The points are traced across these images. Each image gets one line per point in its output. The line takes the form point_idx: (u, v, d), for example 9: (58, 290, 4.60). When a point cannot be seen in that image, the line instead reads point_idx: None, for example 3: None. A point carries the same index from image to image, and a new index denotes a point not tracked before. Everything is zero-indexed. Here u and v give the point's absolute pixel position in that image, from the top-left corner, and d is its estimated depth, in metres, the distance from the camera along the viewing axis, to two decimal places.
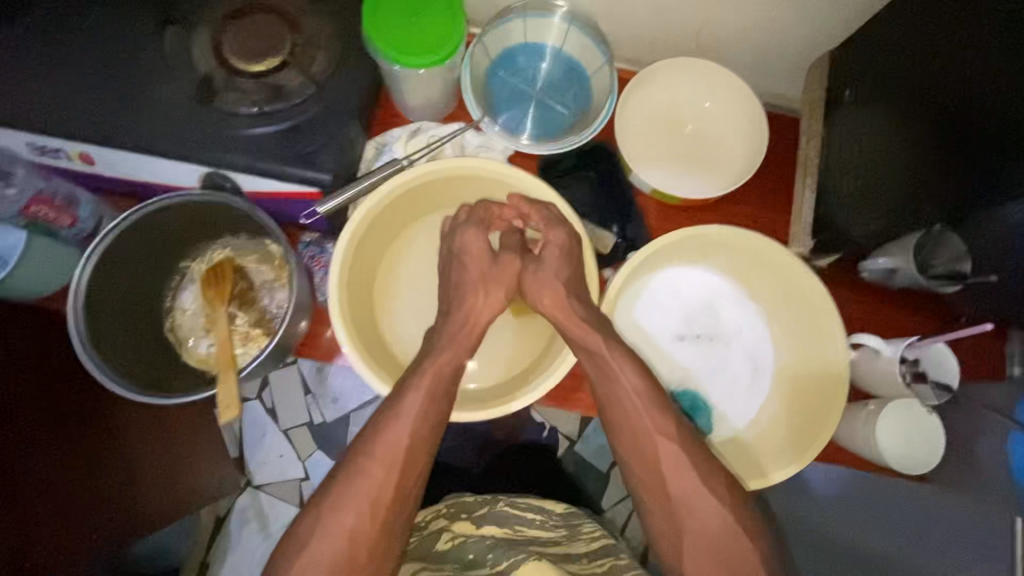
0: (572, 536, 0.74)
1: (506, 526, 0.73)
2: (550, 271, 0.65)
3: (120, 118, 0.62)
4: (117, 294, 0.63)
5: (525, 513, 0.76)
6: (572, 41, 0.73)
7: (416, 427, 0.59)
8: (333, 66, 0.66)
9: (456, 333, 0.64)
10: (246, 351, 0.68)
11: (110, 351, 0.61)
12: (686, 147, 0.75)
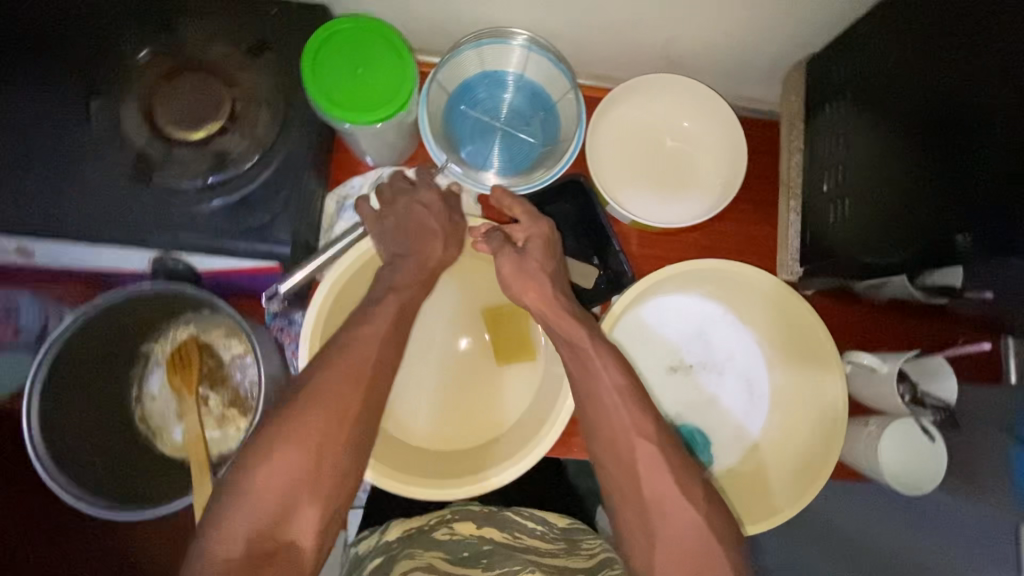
0: (573, 550, 0.67)
1: (506, 531, 0.69)
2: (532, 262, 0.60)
3: (52, 207, 0.57)
4: (79, 402, 0.61)
5: (527, 522, 0.71)
6: (533, 66, 0.68)
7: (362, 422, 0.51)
8: (280, 125, 0.61)
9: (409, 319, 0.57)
10: (225, 434, 0.64)
11: (80, 463, 0.60)
12: (664, 166, 0.71)
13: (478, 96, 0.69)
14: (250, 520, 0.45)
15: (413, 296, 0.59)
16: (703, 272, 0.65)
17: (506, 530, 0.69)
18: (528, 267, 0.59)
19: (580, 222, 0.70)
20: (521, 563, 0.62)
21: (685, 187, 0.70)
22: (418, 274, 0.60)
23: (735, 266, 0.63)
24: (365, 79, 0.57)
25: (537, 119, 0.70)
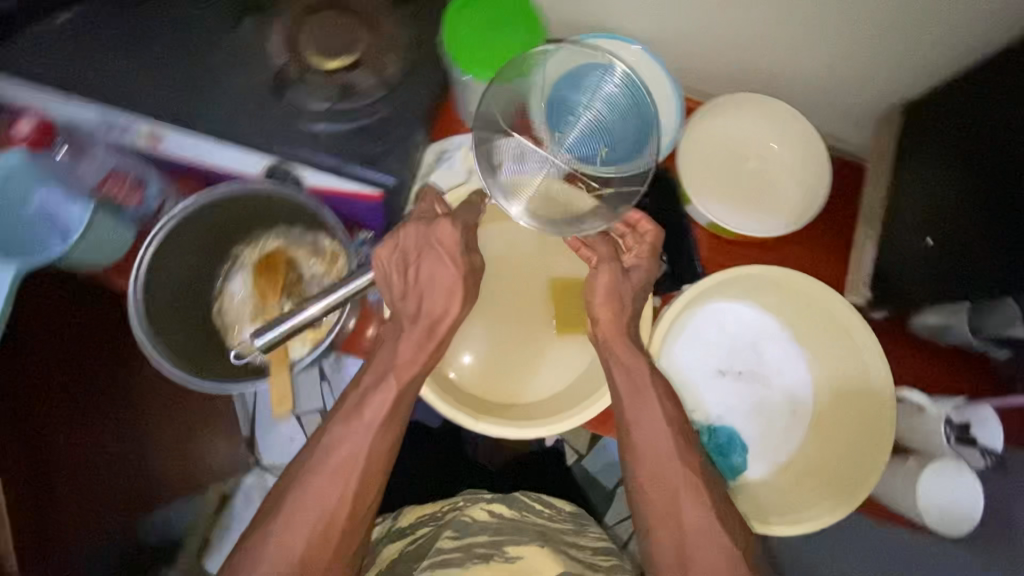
0: (580, 530, 0.81)
1: (517, 509, 0.81)
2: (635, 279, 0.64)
3: (196, 104, 0.63)
4: (175, 278, 0.66)
5: (535, 505, 0.83)
6: (643, 68, 0.70)
7: (376, 443, 0.57)
8: (406, 70, 0.65)
9: (421, 342, 0.59)
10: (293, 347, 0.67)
11: (165, 332, 0.64)
12: (744, 183, 0.74)
13: None
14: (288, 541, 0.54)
15: (411, 360, 0.59)
16: (767, 281, 0.67)
17: (515, 509, 0.80)
18: (630, 281, 0.64)
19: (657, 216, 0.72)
20: (530, 535, 0.74)
21: (761, 205, 0.73)
22: (425, 337, 0.59)
23: (805, 280, 0.65)
24: (491, 38, 0.62)
25: None
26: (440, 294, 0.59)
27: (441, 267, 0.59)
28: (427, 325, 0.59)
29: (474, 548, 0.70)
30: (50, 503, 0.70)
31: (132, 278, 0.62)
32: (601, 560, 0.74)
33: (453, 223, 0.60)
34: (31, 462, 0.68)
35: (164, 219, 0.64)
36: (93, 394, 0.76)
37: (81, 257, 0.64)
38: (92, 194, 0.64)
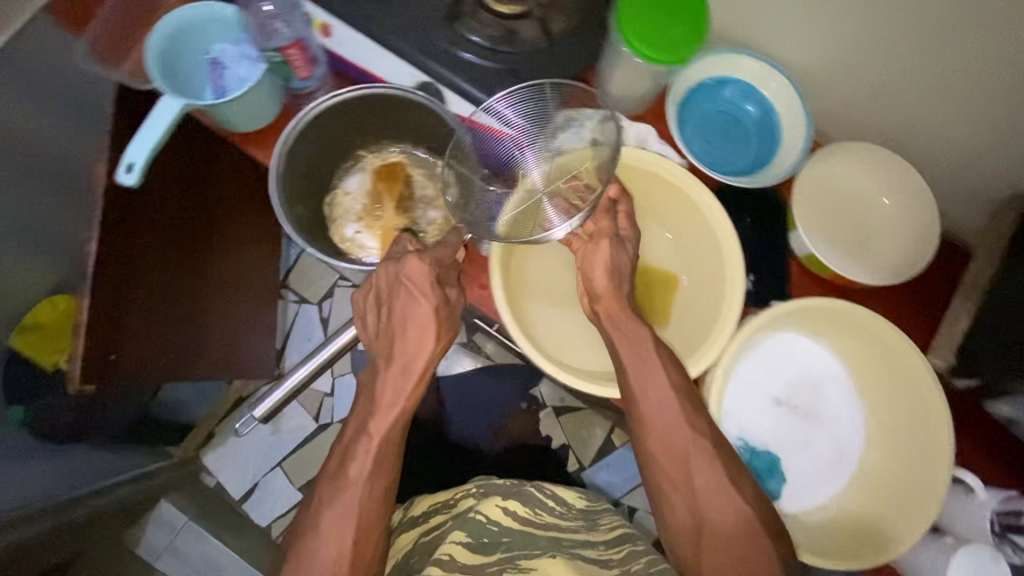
0: (590, 526, 0.85)
1: (529, 506, 0.85)
2: (625, 263, 0.66)
3: (370, 5, 0.66)
4: (305, 159, 0.67)
5: (547, 502, 0.88)
6: (780, 95, 0.73)
7: (371, 488, 0.60)
8: (569, 30, 0.68)
9: (398, 383, 0.63)
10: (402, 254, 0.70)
11: (291, 208, 0.66)
12: (848, 228, 0.74)
13: (723, 95, 0.75)
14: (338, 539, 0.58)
15: (392, 393, 0.63)
16: (838, 318, 0.67)
17: (528, 507, 0.85)
18: (623, 263, 0.66)
19: (755, 236, 0.74)
20: (540, 546, 0.77)
21: (858, 253, 0.73)
22: (401, 377, 0.64)
23: (878, 320, 0.65)
24: (660, 24, 0.63)
25: (757, 142, 0.76)
26: (424, 337, 0.64)
27: (422, 309, 0.64)
28: (399, 370, 0.64)
29: (486, 569, 0.73)
30: (123, 323, 0.80)
31: (276, 149, 0.63)
32: (613, 554, 0.77)
33: (420, 258, 0.64)
34: (118, 287, 0.78)
35: (316, 101, 0.65)
36: (172, 242, 0.89)
37: (237, 112, 0.66)
38: (270, 55, 0.65)
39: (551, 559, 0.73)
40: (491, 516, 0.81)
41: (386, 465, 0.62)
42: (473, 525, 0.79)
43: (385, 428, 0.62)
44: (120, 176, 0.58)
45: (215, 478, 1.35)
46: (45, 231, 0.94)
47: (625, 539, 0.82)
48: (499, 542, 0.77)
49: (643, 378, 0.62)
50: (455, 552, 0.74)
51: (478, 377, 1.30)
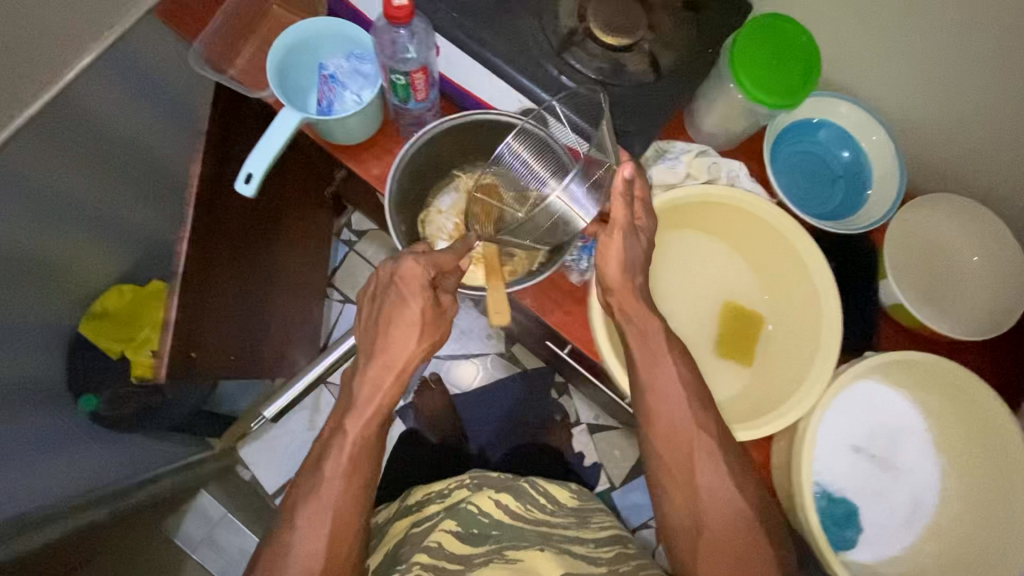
0: (582, 522, 0.88)
1: (521, 501, 0.89)
2: (640, 261, 0.63)
3: (484, 27, 0.66)
4: (411, 180, 0.69)
5: (539, 498, 0.92)
6: (876, 144, 0.74)
7: (343, 482, 0.61)
8: (677, 65, 0.68)
9: (379, 379, 0.63)
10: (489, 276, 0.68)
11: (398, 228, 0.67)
12: (936, 279, 0.72)
13: (817, 137, 0.76)
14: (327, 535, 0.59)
15: (382, 391, 0.63)
16: (922, 369, 0.67)
17: (521, 504, 0.88)
18: (638, 258, 0.63)
19: (845, 277, 0.72)
20: (529, 538, 0.80)
21: (947, 306, 0.71)
22: (394, 375, 0.63)
23: (967, 375, 0.65)
24: (773, 70, 0.64)
25: (844, 188, 0.75)
26: (410, 335, 0.62)
27: (411, 305, 0.62)
28: (381, 364, 0.62)
29: (473, 558, 0.74)
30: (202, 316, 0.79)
31: (391, 171, 0.65)
32: (602, 553, 0.79)
33: (421, 263, 0.61)
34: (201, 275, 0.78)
35: (431, 125, 0.66)
36: (248, 236, 0.88)
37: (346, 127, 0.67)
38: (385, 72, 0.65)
39: (539, 550, 0.75)
40: (482, 509, 0.84)
41: (362, 461, 0.62)
42: (465, 515, 0.83)
43: (359, 427, 0.62)
44: (239, 186, 0.59)
45: (249, 471, 1.31)
46: (122, 221, 0.96)
47: (614, 540, 0.85)
48: (488, 534, 0.80)
49: (651, 370, 0.62)
50: (443, 540, 0.77)
51: (516, 391, 1.29)
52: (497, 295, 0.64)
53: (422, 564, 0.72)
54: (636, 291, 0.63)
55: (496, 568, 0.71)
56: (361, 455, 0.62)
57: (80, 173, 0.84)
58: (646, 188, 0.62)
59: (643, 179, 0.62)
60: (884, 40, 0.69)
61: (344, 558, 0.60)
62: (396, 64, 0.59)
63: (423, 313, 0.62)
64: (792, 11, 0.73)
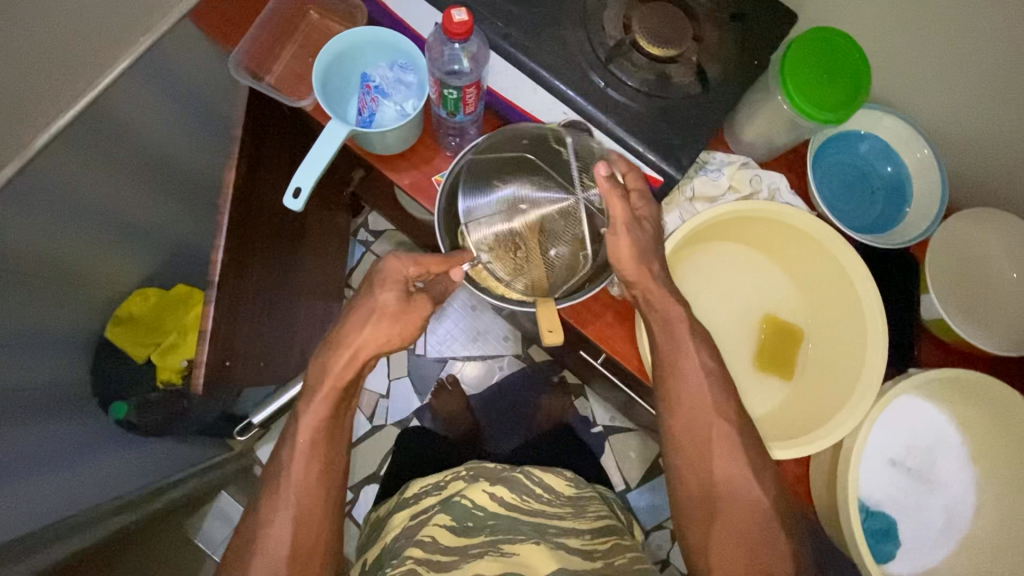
0: (578, 513, 0.86)
1: (516, 495, 0.85)
2: (648, 254, 0.62)
3: (530, 39, 0.65)
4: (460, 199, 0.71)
5: (536, 489, 0.89)
6: (920, 159, 0.74)
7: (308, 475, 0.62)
8: (725, 78, 0.67)
9: (338, 369, 0.63)
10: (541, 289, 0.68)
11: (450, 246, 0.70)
12: (975, 294, 0.72)
13: (858, 149, 0.76)
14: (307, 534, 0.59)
15: (341, 380, 0.63)
16: (963, 385, 0.67)
17: (516, 494, 0.86)
18: (645, 249, 0.62)
19: (888, 291, 0.72)
20: (524, 530, 0.79)
21: (987, 322, 0.71)
22: (350, 364, 0.63)
23: (1013, 394, 0.64)
24: (825, 84, 0.65)
25: (884, 200, 0.75)
26: (392, 325, 0.64)
27: (386, 294, 0.63)
28: (348, 351, 0.63)
29: (468, 550, 0.75)
30: (233, 324, 0.77)
31: (439, 195, 0.69)
32: (598, 544, 0.80)
33: (396, 260, 0.64)
34: (235, 281, 0.76)
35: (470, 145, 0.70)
36: (280, 239, 0.87)
37: (387, 138, 0.67)
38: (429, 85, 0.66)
39: (534, 546, 0.75)
40: (477, 500, 0.82)
41: (320, 450, 0.62)
42: (459, 508, 0.81)
43: (314, 415, 0.63)
44: (287, 200, 0.61)
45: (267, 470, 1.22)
46: (143, 225, 0.94)
47: (611, 531, 0.85)
48: (483, 526, 0.79)
49: (673, 380, 0.62)
50: (437, 534, 0.77)
51: (536, 392, 1.27)
52: (547, 311, 0.65)
53: (417, 560, 0.73)
54: (654, 295, 0.62)
55: (491, 564, 0.72)
56: (317, 442, 0.62)
57: (109, 170, 0.83)
58: (639, 181, 0.63)
59: (634, 174, 0.63)
60: (936, 56, 0.68)
61: (308, 550, 0.60)
62: (447, 78, 0.60)
63: (400, 303, 0.64)
64: (838, 23, 0.73)
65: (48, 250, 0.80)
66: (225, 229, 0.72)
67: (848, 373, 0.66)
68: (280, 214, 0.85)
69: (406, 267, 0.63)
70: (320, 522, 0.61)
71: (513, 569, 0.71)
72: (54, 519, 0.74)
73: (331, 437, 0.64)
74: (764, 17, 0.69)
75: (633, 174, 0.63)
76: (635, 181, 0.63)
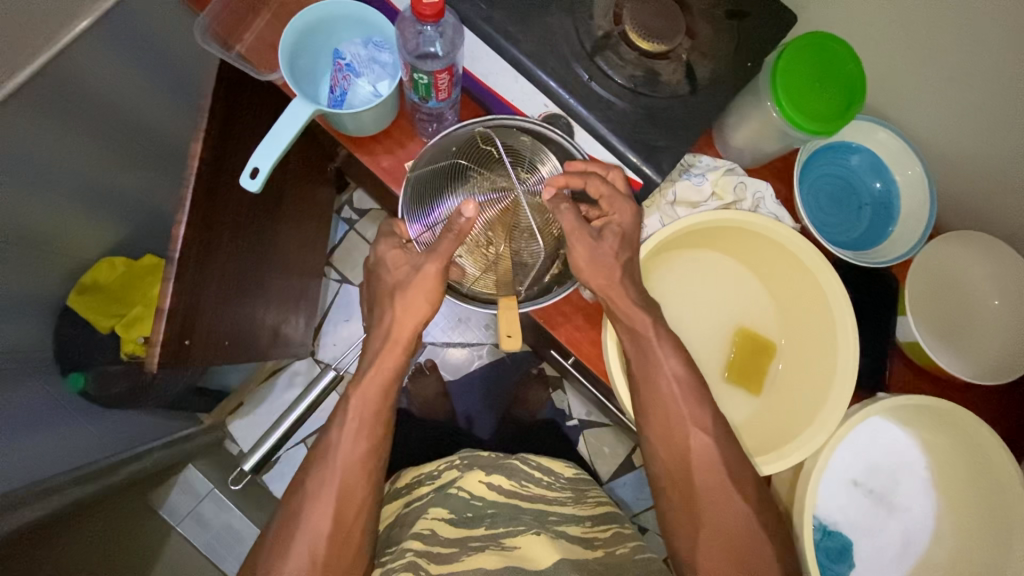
0: (580, 498, 0.88)
1: (515, 481, 0.87)
2: (608, 258, 0.59)
3: (512, 25, 0.62)
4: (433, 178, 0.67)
5: (534, 472, 0.90)
6: (909, 178, 0.71)
7: (341, 475, 0.62)
8: (714, 79, 0.64)
9: (382, 350, 0.64)
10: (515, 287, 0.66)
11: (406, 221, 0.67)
12: (952, 317, 0.70)
13: (848, 162, 0.74)
14: (285, 532, 0.60)
15: (383, 364, 0.64)
16: (931, 412, 0.66)
17: (515, 481, 0.87)
18: (604, 258, 0.59)
19: (864, 311, 0.70)
20: (524, 521, 0.78)
21: (961, 347, 0.69)
22: (385, 342, 0.64)
23: (983, 427, 0.63)
24: (816, 92, 0.62)
25: (870, 217, 0.73)
26: (417, 293, 0.62)
27: (397, 271, 0.63)
28: (383, 334, 0.64)
29: (468, 542, 0.74)
30: (198, 304, 0.73)
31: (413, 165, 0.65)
32: (598, 534, 0.79)
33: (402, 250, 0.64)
34: (202, 257, 0.72)
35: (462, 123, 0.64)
36: (251, 214, 0.83)
37: (358, 121, 0.64)
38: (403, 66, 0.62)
39: (535, 536, 0.74)
40: (474, 491, 0.82)
41: (362, 436, 0.63)
42: (456, 501, 0.81)
43: (359, 403, 0.63)
44: (243, 179, 0.58)
45: (239, 446, 1.22)
46: (111, 190, 0.91)
47: (611, 519, 0.84)
48: (482, 516, 0.79)
49: (643, 389, 0.61)
50: (436, 527, 0.75)
51: (515, 383, 1.26)
52: (508, 316, 0.61)
53: (416, 552, 0.69)
54: (627, 303, 0.60)
55: (490, 557, 0.70)
56: (369, 418, 0.63)
57: (75, 132, 0.80)
58: (605, 187, 0.59)
59: (596, 182, 0.59)
60: (936, 69, 0.65)
61: (348, 528, 0.60)
62: (417, 62, 0.58)
63: (413, 272, 0.62)
64: (838, 27, 0.70)
65: (15, 217, 0.77)
66: (190, 200, 0.67)
67: (818, 392, 0.64)
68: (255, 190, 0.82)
69: (404, 248, 0.64)
70: (363, 507, 0.62)
71: (512, 562, 0.69)
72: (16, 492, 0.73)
73: (369, 426, 0.63)
74: (760, 17, 0.65)
75: (603, 180, 0.60)
76: (605, 185, 0.60)
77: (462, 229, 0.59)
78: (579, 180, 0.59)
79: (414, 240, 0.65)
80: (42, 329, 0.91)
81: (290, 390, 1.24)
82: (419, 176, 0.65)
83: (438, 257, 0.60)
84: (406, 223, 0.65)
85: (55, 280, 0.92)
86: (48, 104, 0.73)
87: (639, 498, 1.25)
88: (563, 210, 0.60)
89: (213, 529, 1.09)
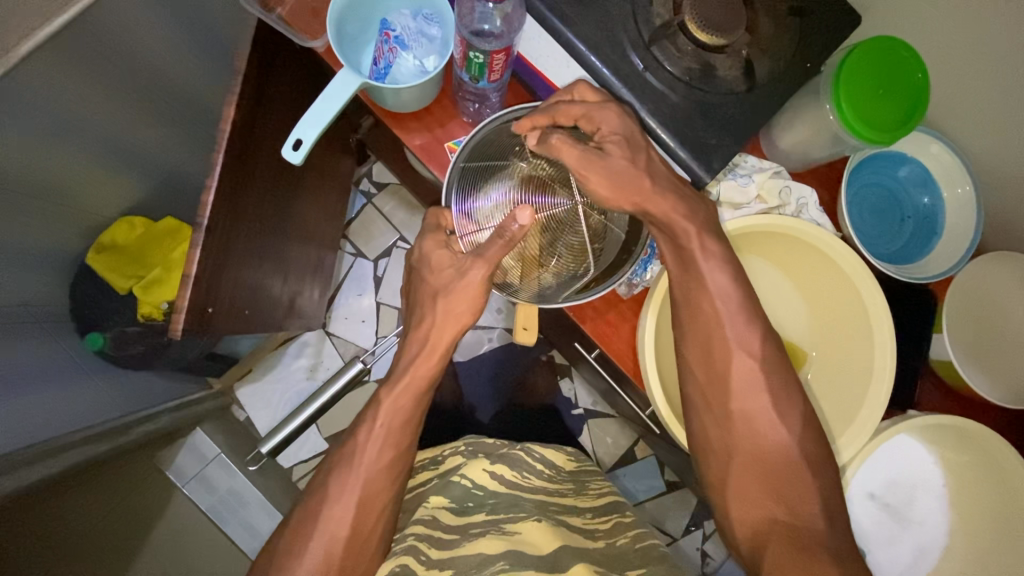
0: (580, 487, 0.89)
1: (517, 471, 0.85)
2: (644, 194, 0.57)
3: (567, 6, 0.60)
4: (480, 163, 0.65)
5: (536, 465, 0.88)
6: (957, 196, 0.70)
7: (372, 471, 0.62)
8: (773, 78, 0.62)
9: (419, 354, 0.64)
10: (546, 285, 0.66)
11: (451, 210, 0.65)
12: (984, 337, 0.69)
13: (897, 173, 0.72)
14: (307, 525, 0.60)
15: (417, 361, 0.64)
16: (961, 434, 0.66)
17: (516, 471, 0.84)
18: (628, 180, 0.57)
19: (903, 326, 0.70)
20: (525, 507, 0.77)
21: (991, 368, 0.68)
22: (422, 341, 0.64)
23: (1013, 453, 0.64)
24: (877, 100, 0.60)
25: (912, 230, 0.72)
26: (458, 300, 0.62)
27: (433, 277, 0.63)
28: (419, 341, 0.64)
29: (468, 529, 0.73)
30: (220, 276, 0.72)
31: (460, 153, 0.65)
32: (598, 525, 0.80)
33: (443, 247, 0.63)
34: (227, 229, 0.71)
35: (500, 113, 0.64)
36: (277, 184, 0.82)
37: (402, 98, 0.63)
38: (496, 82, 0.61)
39: (535, 522, 0.72)
40: (477, 480, 0.80)
41: (393, 437, 0.63)
42: (457, 490, 0.79)
43: (391, 402, 0.63)
44: (285, 151, 0.58)
45: (244, 413, 1.21)
46: (134, 147, 0.88)
47: (612, 508, 0.85)
48: (483, 505, 0.78)
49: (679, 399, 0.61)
50: (438, 514, 0.75)
51: (524, 370, 1.25)
52: (527, 311, 0.66)
53: (417, 537, 0.69)
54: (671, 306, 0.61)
55: (492, 541, 0.69)
56: (394, 429, 0.63)
57: (100, 88, 0.76)
58: (577, 105, 0.57)
59: (563, 107, 0.58)
60: (1009, 82, 0.62)
61: (371, 527, 0.61)
62: (475, 40, 0.57)
63: (456, 278, 0.61)
64: (903, 29, 0.67)
65: (34, 173, 0.75)
66: (219, 168, 0.65)
67: (845, 405, 0.64)
68: (280, 160, 0.79)
69: (433, 249, 0.64)
70: (386, 507, 0.62)
71: (515, 546, 0.68)
72: (31, 457, 0.73)
73: (402, 423, 0.64)
74: (828, 15, 0.63)
75: (568, 103, 0.58)
76: (574, 105, 0.58)
77: (515, 236, 0.58)
78: (551, 112, 0.59)
79: (459, 238, 0.64)
80: (57, 287, 0.90)
81: (299, 362, 1.23)
82: (463, 171, 0.65)
83: (481, 262, 0.60)
84: (453, 221, 0.65)
85: (72, 237, 0.90)
86: (69, 53, 0.70)
87: (641, 489, 1.25)
88: (557, 139, 0.56)
89: (218, 494, 1.07)
